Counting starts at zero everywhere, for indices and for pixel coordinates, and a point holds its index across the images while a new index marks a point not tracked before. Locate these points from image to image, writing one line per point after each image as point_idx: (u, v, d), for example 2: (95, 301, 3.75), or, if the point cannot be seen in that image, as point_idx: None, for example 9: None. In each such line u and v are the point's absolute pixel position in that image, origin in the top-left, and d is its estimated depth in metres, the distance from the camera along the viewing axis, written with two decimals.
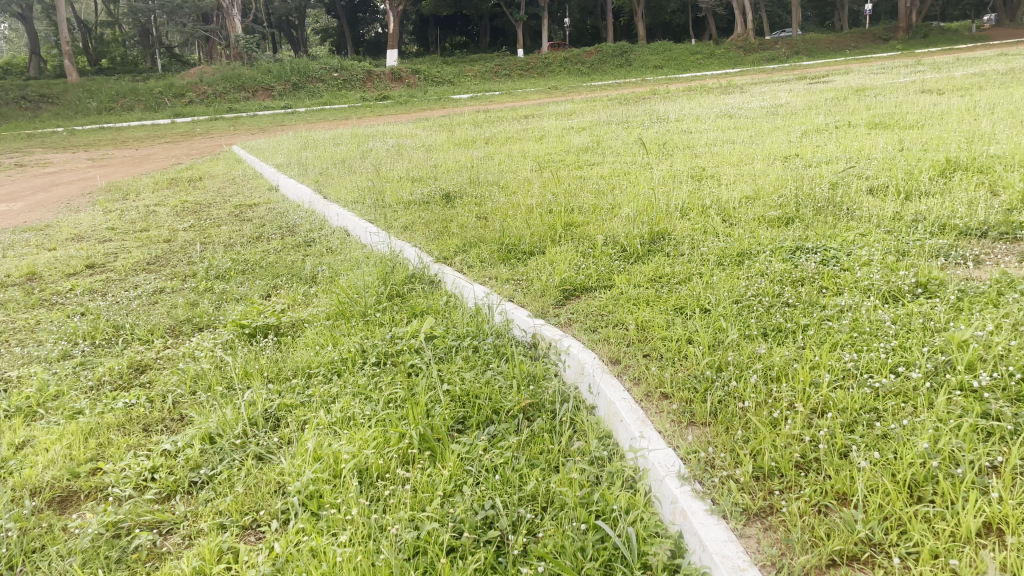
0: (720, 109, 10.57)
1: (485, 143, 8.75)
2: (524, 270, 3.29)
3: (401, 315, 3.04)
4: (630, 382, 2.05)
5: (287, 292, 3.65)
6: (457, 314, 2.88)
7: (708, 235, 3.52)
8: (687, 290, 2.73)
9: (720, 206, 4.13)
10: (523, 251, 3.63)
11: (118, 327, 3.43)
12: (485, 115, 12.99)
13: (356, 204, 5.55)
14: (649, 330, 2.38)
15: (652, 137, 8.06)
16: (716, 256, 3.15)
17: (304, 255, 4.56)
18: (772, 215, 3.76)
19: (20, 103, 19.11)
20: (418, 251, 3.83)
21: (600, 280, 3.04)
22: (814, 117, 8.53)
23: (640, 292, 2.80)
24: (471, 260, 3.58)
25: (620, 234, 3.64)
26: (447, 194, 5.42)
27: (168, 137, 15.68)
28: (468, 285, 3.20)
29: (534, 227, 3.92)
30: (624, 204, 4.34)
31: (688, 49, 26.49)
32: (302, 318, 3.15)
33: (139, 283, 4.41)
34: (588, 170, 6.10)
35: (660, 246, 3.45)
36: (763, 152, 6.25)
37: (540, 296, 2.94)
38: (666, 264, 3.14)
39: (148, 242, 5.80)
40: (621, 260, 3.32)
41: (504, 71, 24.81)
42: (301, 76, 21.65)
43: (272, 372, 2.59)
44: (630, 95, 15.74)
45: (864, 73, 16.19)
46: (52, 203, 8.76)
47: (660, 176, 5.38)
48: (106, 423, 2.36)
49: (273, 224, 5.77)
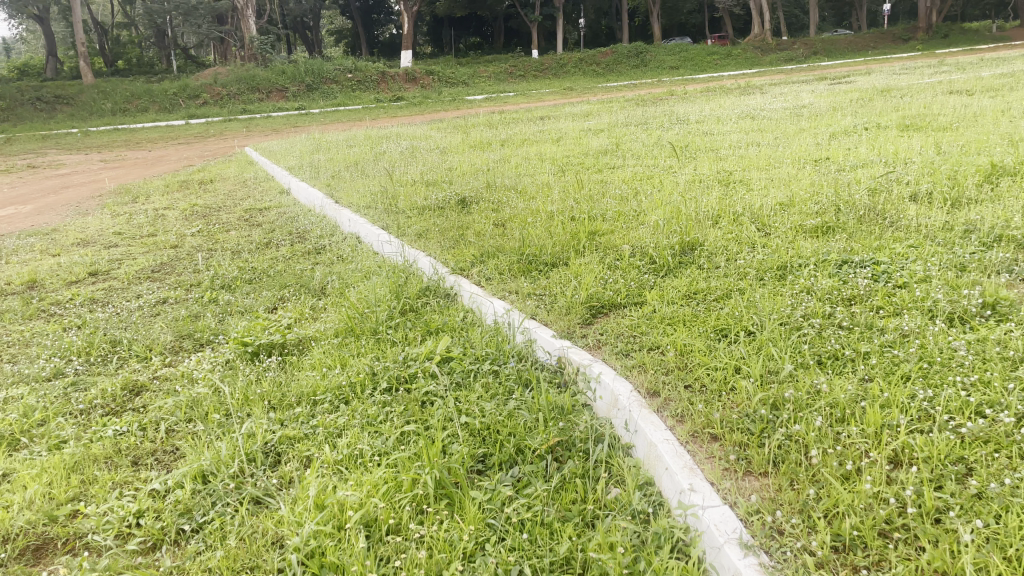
0: (741, 110, 10.29)
1: (501, 146, 8.53)
2: (546, 283, 3.07)
3: (415, 333, 2.82)
4: (672, 419, 1.82)
5: (294, 305, 3.45)
6: (474, 333, 2.66)
7: (744, 246, 3.28)
8: (728, 309, 2.49)
9: (753, 213, 3.89)
10: (545, 261, 3.40)
11: (115, 343, 3.24)
12: (500, 116, 12.77)
13: (369, 209, 5.35)
14: (689, 356, 2.15)
15: (673, 139, 7.82)
16: (755, 270, 2.91)
17: (314, 263, 4.36)
18: (810, 224, 3.52)
19: (35, 104, 19.09)
20: (433, 261, 3.62)
21: (630, 296, 2.80)
22: (842, 119, 8.25)
23: (675, 310, 2.57)
24: (489, 271, 3.36)
25: (649, 244, 3.41)
26: (463, 199, 5.21)
27: (181, 138, 15.57)
28: (487, 299, 2.97)
29: (556, 236, 3.69)
30: (650, 211, 4.11)
31: (704, 49, 26.17)
32: (309, 335, 2.94)
33: (142, 293, 4.22)
34: (610, 174, 5.87)
35: (691, 258, 3.22)
36: (792, 156, 5.99)
37: (564, 312, 2.72)
38: (700, 278, 2.90)
39: (155, 248, 5.62)
40: (650, 273, 3.09)
41: (519, 72, 24.59)
42: (315, 77, 21.52)
43: (275, 399, 2.38)
44: (647, 96, 15.47)
45: (887, 74, 15.87)
46: (61, 205, 8.62)
47: (686, 180, 5.14)
48: (93, 455, 2.15)
49: (283, 230, 5.58)
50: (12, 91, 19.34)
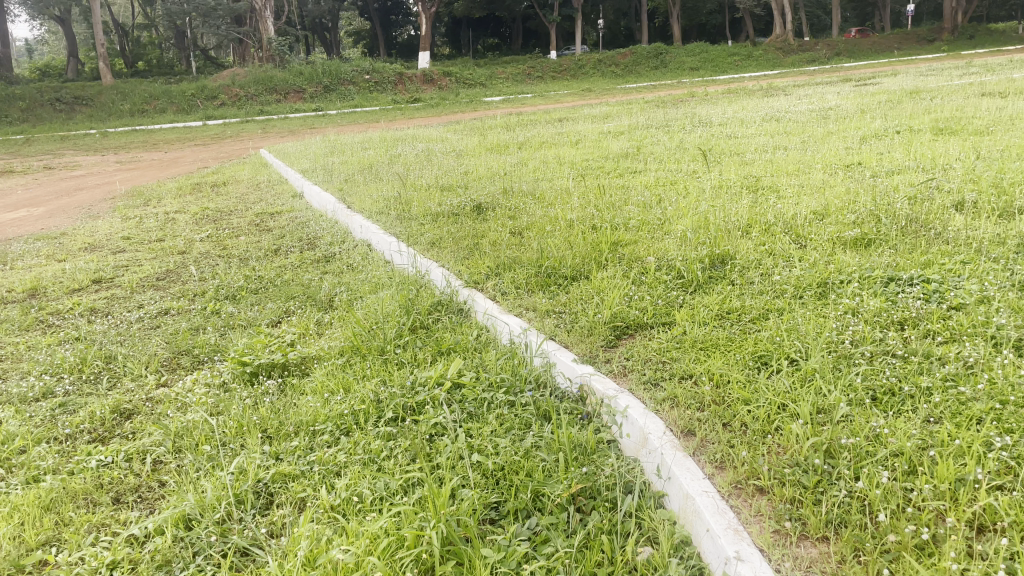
0: (765, 113, 10.05)
1: (518, 148, 8.33)
2: (566, 298, 2.87)
3: (425, 353, 2.63)
4: (711, 466, 1.61)
5: (299, 319, 3.26)
6: (489, 356, 2.47)
7: (779, 261, 3.06)
8: (767, 334, 2.28)
9: (786, 223, 3.67)
10: (565, 275, 3.20)
11: (109, 359, 3.06)
12: (518, 118, 12.58)
13: (381, 215, 5.17)
14: (726, 389, 1.94)
15: (696, 142, 7.59)
16: (793, 287, 2.70)
17: (323, 273, 4.18)
18: (848, 235, 3.30)
19: (55, 105, 19.11)
20: (446, 273, 3.43)
21: (657, 315, 2.59)
22: (871, 122, 7.99)
23: (709, 331, 2.37)
24: (505, 284, 3.16)
25: (677, 256, 3.19)
26: (479, 205, 5.01)
27: (197, 140, 15.50)
28: (502, 316, 2.77)
29: (576, 246, 3.48)
30: (676, 219, 3.89)
31: (725, 50, 25.86)
32: (313, 354, 2.76)
33: (144, 303, 4.06)
34: (631, 179, 5.65)
35: (723, 272, 3.00)
36: (822, 160, 5.75)
37: (586, 333, 2.51)
38: (733, 296, 2.70)
39: (162, 254, 5.46)
40: (678, 289, 2.87)
41: (537, 73, 24.40)
42: (332, 78, 21.43)
43: (272, 428, 2.19)
44: (666, 98, 15.23)
45: (913, 74, 15.54)
46: (74, 208, 8.52)
47: (711, 186, 4.92)
48: (72, 491, 1.97)
49: (293, 237, 5.41)
50: (32, 92, 19.36)
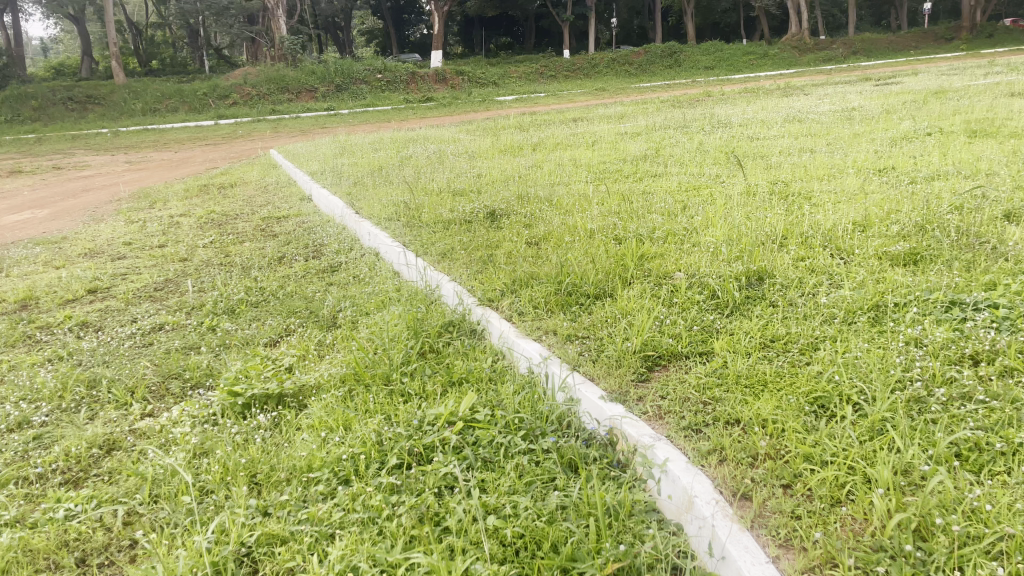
0: (787, 113, 9.74)
1: (532, 150, 8.08)
2: (590, 321, 2.61)
3: (434, 384, 2.37)
4: (774, 549, 1.36)
5: (299, 340, 3.02)
6: (505, 390, 2.22)
7: (824, 279, 2.79)
8: (821, 369, 2.01)
9: (824, 234, 3.40)
10: (587, 293, 2.93)
11: (93, 385, 2.82)
12: (533, 118, 12.34)
13: (390, 221, 4.92)
14: (781, 443, 1.68)
15: (716, 144, 7.32)
16: (843, 311, 2.44)
17: (327, 285, 3.95)
18: (894, 250, 3.03)
19: (67, 104, 18.98)
20: (458, 288, 3.18)
21: (694, 343, 2.32)
22: (899, 123, 7.66)
23: (754, 364, 2.11)
24: (522, 302, 2.91)
25: (710, 272, 2.92)
26: (493, 212, 4.77)
27: (208, 139, 15.33)
28: (521, 341, 2.52)
29: (598, 260, 3.22)
30: (704, 230, 3.62)
31: (740, 49, 25.50)
32: (312, 380, 2.51)
33: (139, 316, 3.83)
34: (652, 184, 5.38)
35: (762, 291, 2.74)
36: (853, 164, 5.46)
37: (614, 362, 2.24)
38: (776, 321, 2.43)
39: (163, 261, 5.24)
40: (713, 311, 2.61)
41: (551, 72, 24.12)
42: (345, 77, 21.23)
43: (262, 474, 1.95)
44: (683, 96, 14.94)
45: (934, 73, 15.15)
46: (78, 210, 8.33)
47: (738, 192, 4.65)
48: (31, 550, 1.74)
49: (297, 244, 5.18)
50: (44, 91, 19.25)
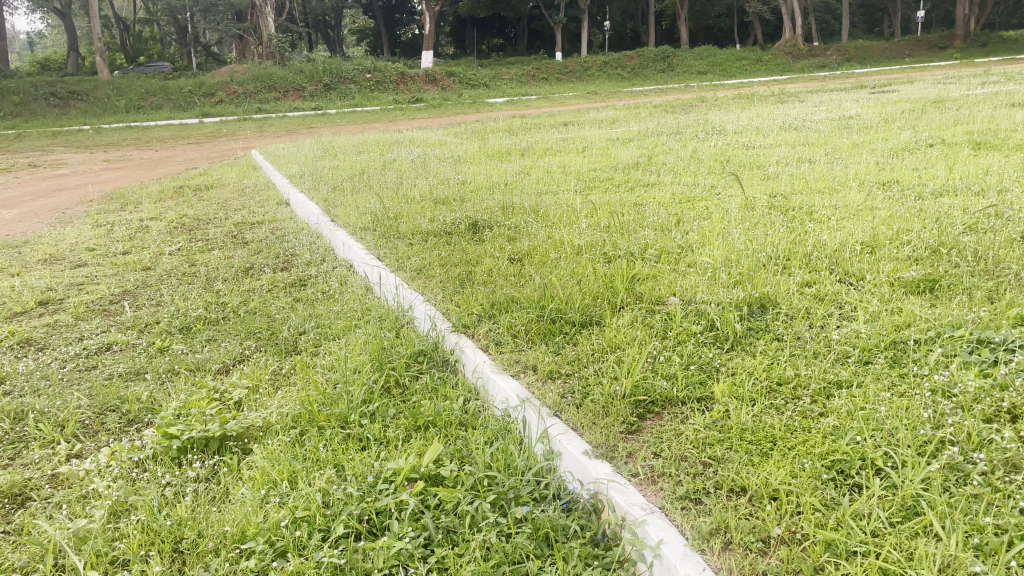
0: (783, 120, 9.51)
1: (520, 155, 7.82)
2: (574, 355, 2.34)
3: (396, 429, 2.10)
4: None
5: (254, 368, 2.73)
6: (475, 440, 1.95)
7: (833, 311, 2.53)
8: (837, 425, 1.75)
9: (830, 256, 3.14)
10: (573, 320, 2.66)
11: (19, 418, 2.53)
12: (522, 121, 12.08)
13: (367, 231, 4.64)
14: (796, 525, 1.43)
15: (710, 152, 7.07)
16: (857, 350, 2.17)
17: (293, 302, 3.66)
18: (908, 277, 2.77)
19: (49, 99, 18.56)
20: (432, 311, 2.90)
21: (691, 385, 2.05)
22: (898, 133, 7.44)
23: (762, 417, 1.85)
24: (500, 330, 2.63)
25: (708, 299, 2.66)
26: (475, 223, 4.50)
27: (191, 138, 14.97)
28: (497, 379, 2.24)
29: (586, 281, 2.95)
30: (700, 249, 3.36)
31: (733, 53, 25.36)
32: (260, 419, 2.23)
33: (88, 333, 3.54)
34: (644, 194, 5.13)
35: (765, 323, 2.47)
36: (855, 177, 5.22)
37: (599, 408, 1.97)
38: (783, 360, 2.17)
39: (125, 270, 4.92)
40: (711, 346, 2.34)
41: (543, 74, 23.87)
42: (333, 77, 20.91)
43: (187, 541, 1.68)
44: (674, 102, 14.73)
45: (929, 81, 15.02)
46: (47, 212, 7.98)
47: (735, 206, 4.39)
48: None
49: (268, 253, 4.88)
50: (26, 85, 18.81)
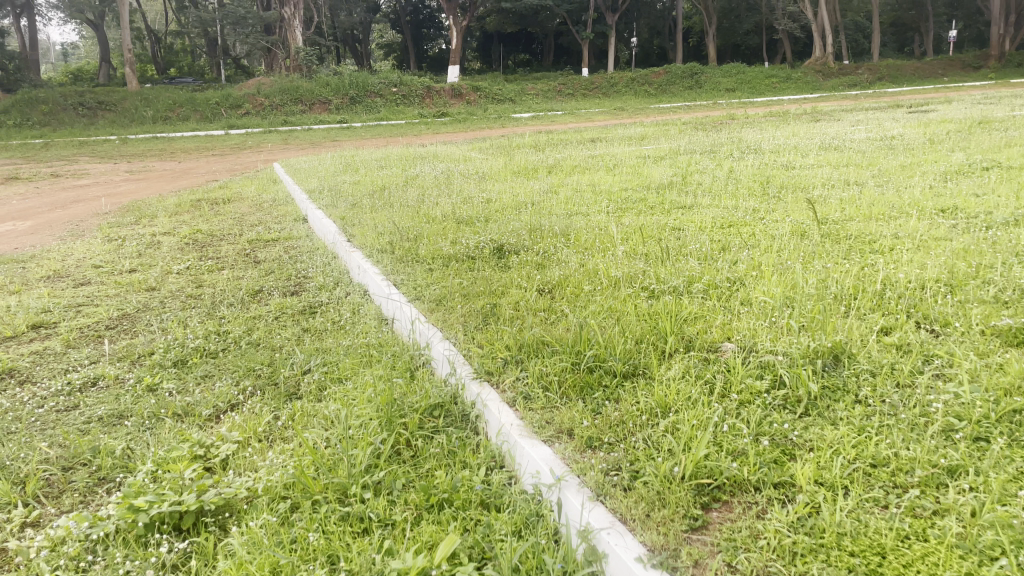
0: (821, 139, 9.09)
1: (547, 172, 7.47)
2: (617, 417, 1.98)
3: (404, 509, 1.75)
4: None
5: (246, 417, 2.38)
6: (500, 531, 1.60)
7: (925, 368, 2.14)
8: (966, 538, 1.38)
9: (907, 296, 2.75)
10: (614, 370, 2.30)
11: None
12: (549, 137, 11.76)
13: (385, 254, 4.32)
14: None
15: (749, 172, 6.69)
16: (966, 424, 1.80)
17: (300, 332, 3.34)
18: (1005, 324, 2.38)
19: (77, 109, 18.54)
20: (451, 352, 2.55)
21: (766, 466, 1.69)
22: (949, 155, 6.99)
23: (860, 516, 1.49)
24: (530, 380, 2.27)
25: (773, 348, 2.28)
26: (500, 246, 4.16)
27: (215, 150, 14.83)
28: (528, 446, 1.87)
29: (628, 321, 2.59)
30: (754, 284, 2.99)
31: (763, 72, 24.98)
32: (246, 487, 1.90)
33: (76, 364, 3.21)
34: (683, 217, 4.76)
35: (844, 380, 2.09)
36: (910, 202, 4.80)
37: (652, 496, 1.61)
38: (874, 432, 1.80)
39: (128, 290, 4.61)
40: (782, 409, 1.97)
41: (570, 89, 23.59)
42: (359, 89, 20.76)
43: None
44: (704, 119, 14.33)
45: (969, 101, 14.51)
46: (61, 224, 7.74)
47: (784, 233, 4.02)
48: None
49: (279, 274, 4.57)
50: (55, 95, 18.80)
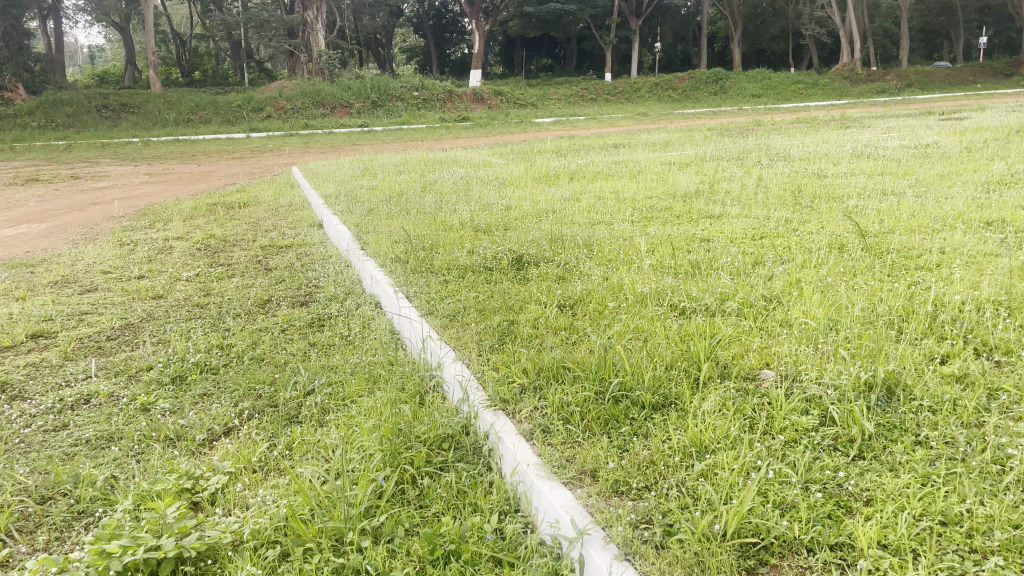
0: (852, 147, 8.80)
1: (567, 178, 7.26)
2: (646, 457, 1.77)
3: (407, 563, 1.56)
4: None
5: (240, 445, 2.19)
6: None
7: (993, 404, 1.90)
8: None
9: (963, 318, 2.51)
10: (643, 401, 2.08)
11: None
12: (571, 142, 11.54)
13: (398, 263, 4.14)
14: None
15: (778, 180, 6.44)
16: None
17: (307, 347, 3.16)
18: None
19: (101, 111, 18.58)
20: (463, 375, 2.35)
21: (817, 523, 1.47)
22: (989, 164, 6.69)
23: None
24: (550, 411, 2.06)
25: (820, 379, 2.06)
26: (519, 257, 3.97)
27: (235, 152, 14.77)
28: (547, 489, 1.66)
29: (657, 344, 2.37)
30: (793, 303, 2.77)
31: (789, 78, 24.61)
32: (233, 530, 1.71)
33: (70, 380, 3.03)
34: (712, 227, 4.54)
35: (901, 417, 1.87)
36: (954, 214, 4.54)
37: (689, 558, 1.40)
38: (941, 481, 1.57)
39: (134, 298, 4.46)
40: (833, 450, 1.75)
41: (592, 94, 23.37)
42: (380, 93, 20.68)
43: None
44: (730, 125, 14.06)
45: (1003, 108, 14.12)
46: (75, 227, 7.63)
47: (820, 246, 3.78)
48: None
49: (290, 283, 4.40)
50: (80, 97, 18.86)
